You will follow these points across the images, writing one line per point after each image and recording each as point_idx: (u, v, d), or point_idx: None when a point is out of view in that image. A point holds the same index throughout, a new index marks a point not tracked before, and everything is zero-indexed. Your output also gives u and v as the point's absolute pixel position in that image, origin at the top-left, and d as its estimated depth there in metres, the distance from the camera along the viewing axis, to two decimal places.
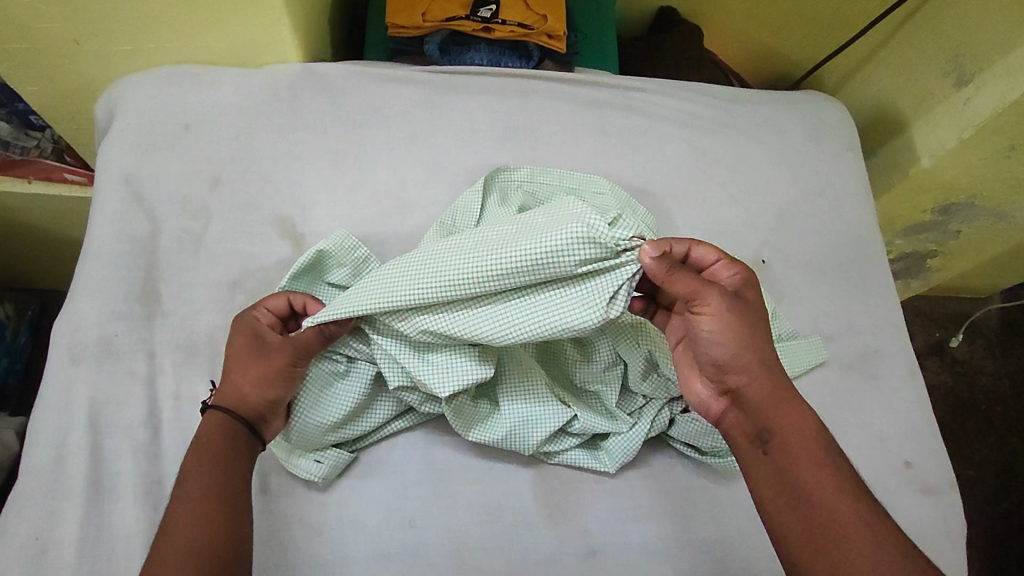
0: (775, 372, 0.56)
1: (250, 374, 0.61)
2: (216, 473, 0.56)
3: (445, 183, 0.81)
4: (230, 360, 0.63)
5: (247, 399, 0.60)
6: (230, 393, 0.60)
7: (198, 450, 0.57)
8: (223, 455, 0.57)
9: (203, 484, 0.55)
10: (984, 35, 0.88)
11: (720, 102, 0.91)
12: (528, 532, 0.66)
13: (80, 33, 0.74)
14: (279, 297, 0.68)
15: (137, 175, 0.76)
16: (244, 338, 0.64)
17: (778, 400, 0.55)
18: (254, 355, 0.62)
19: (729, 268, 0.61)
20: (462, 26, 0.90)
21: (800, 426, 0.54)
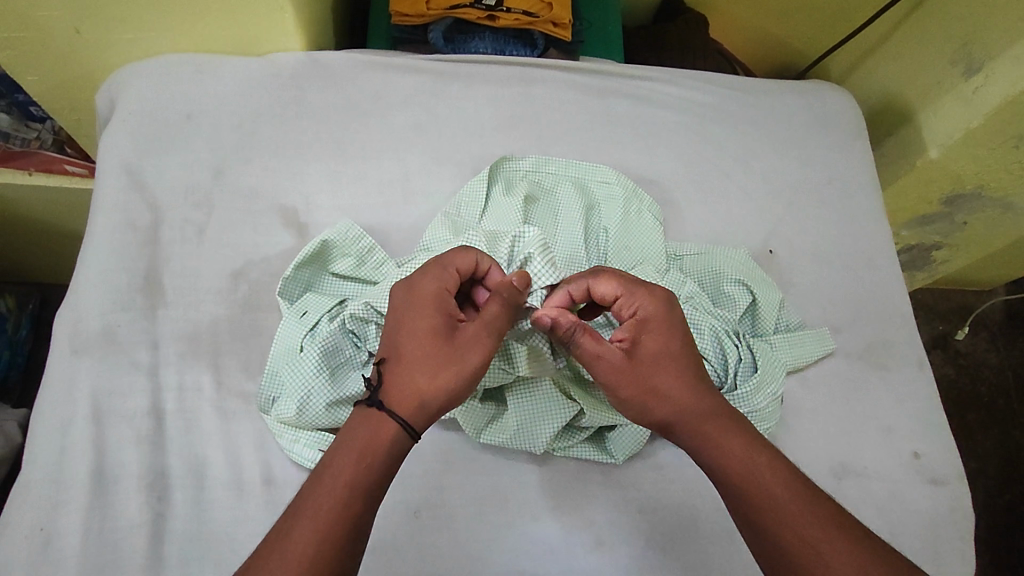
0: (700, 401, 0.55)
1: (436, 356, 0.53)
2: (376, 468, 0.50)
3: (449, 172, 0.80)
4: (406, 338, 0.54)
5: (444, 384, 0.53)
6: (414, 379, 0.53)
7: (352, 434, 0.51)
8: (386, 446, 0.51)
9: (357, 477, 0.49)
10: (993, 23, 0.87)
11: (727, 91, 0.90)
12: (533, 524, 0.66)
13: (80, 21, 0.73)
14: (465, 256, 0.58)
15: (139, 164, 0.76)
16: (417, 313, 0.55)
17: (714, 429, 0.55)
18: (439, 333, 0.54)
19: (628, 300, 0.57)
20: (466, 14, 0.89)
21: (740, 452, 0.54)
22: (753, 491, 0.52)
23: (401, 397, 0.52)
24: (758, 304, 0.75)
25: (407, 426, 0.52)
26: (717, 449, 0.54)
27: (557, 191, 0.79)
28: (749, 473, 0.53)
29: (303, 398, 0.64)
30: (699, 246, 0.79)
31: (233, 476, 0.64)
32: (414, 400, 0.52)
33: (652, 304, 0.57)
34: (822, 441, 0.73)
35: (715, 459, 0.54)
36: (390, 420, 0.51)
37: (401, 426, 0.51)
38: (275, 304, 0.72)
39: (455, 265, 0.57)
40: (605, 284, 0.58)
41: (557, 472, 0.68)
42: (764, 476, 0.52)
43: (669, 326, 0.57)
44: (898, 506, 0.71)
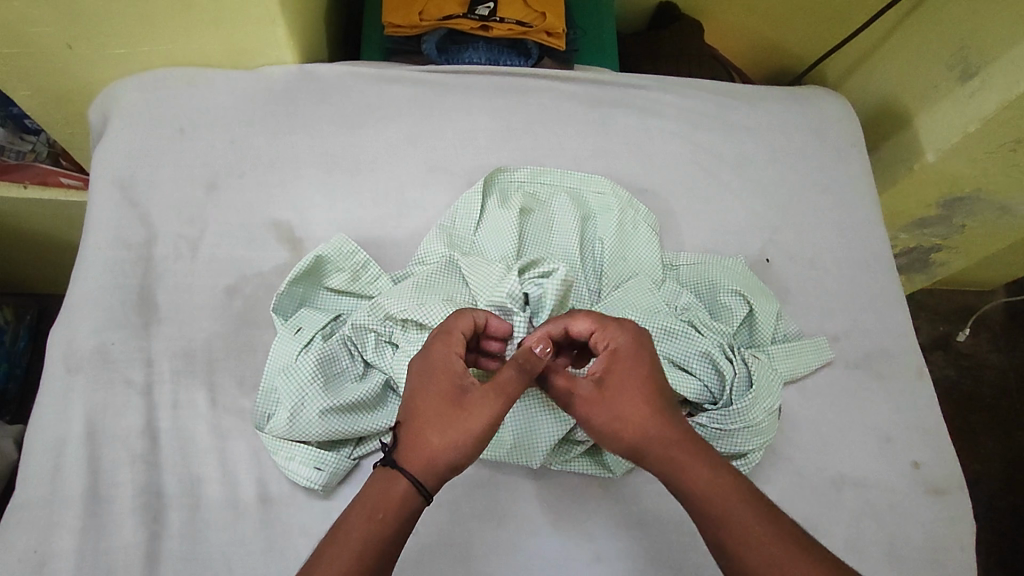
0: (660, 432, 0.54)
1: (445, 416, 0.53)
2: (393, 525, 0.51)
3: (444, 185, 0.80)
4: (420, 398, 0.55)
5: (453, 444, 0.53)
6: (430, 439, 0.53)
7: (366, 495, 0.53)
8: (401, 504, 0.52)
9: (374, 531, 0.51)
10: (990, 27, 0.86)
11: (722, 98, 0.90)
12: (532, 538, 0.65)
13: (72, 37, 0.73)
14: (468, 319, 0.58)
15: (132, 180, 0.75)
16: (433, 375, 0.55)
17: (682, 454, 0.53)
18: (448, 395, 0.54)
19: (601, 334, 0.57)
20: (460, 25, 0.89)
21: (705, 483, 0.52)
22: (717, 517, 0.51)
23: (414, 456, 0.53)
24: (756, 315, 0.75)
25: (418, 486, 0.52)
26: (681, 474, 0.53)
27: (552, 201, 0.79)
28: (711, 500, 0.52)
29: (299, 407, 0.64)
30: (696, 257, 0.79)
31: (228, 494, 0.64)
32: (425, 460, 0.53)
33: (623, 334, 0.56)
34: (821, 451, 0.73)
35: (680, 485, 0.53)
36: (401, 479, 0.52)
37: (413, 487, 0.52)
38: (269, 320, 0.71)
39: (460, 328, 0.58)
40: (580, 321, 0.57)
41: (554, 485, 0.68)
42: (726, 498, 0.52)
43: (633, 359, 0.55)
44: (898, 516, 0.71)
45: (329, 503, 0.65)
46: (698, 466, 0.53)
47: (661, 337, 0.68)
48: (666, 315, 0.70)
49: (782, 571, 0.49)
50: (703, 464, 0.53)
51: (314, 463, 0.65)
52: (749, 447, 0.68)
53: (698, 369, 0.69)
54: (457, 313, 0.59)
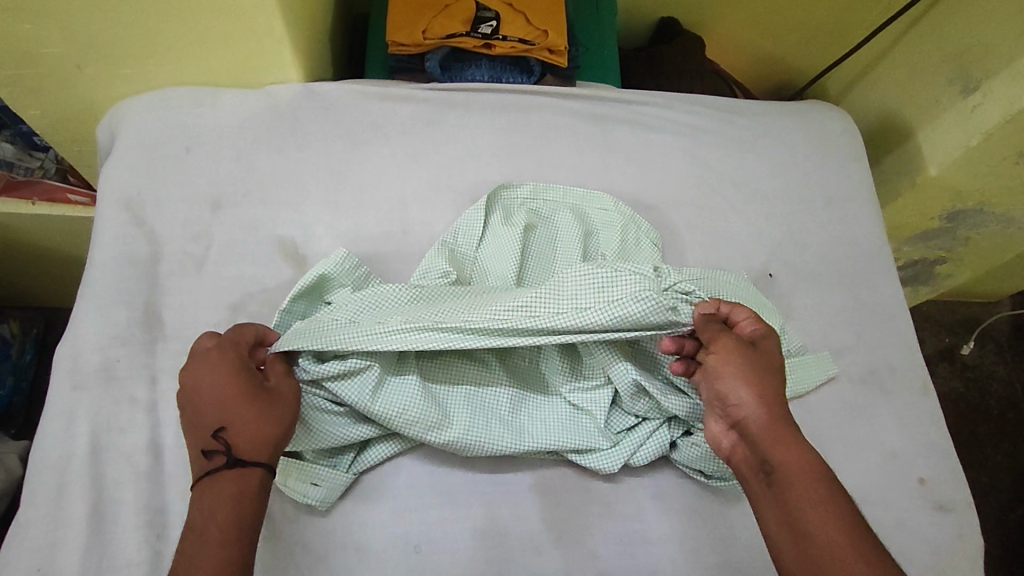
0: (782, 414, 0.58)
1: (250, 407, 0.58)
2: (245, 518, 0.55)
3: (447, 201, 0.80)
4: (206, 398, 0.58)
5: (265, 430, 0.58)
6: (257, 433, 0.57)
7: (202, 509, 0.54)
8: (236, 500, 0.55)
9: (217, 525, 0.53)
10: (988, 42, 0.87)
11: (724, 114, 0.91)
12: (535, 557, 0.65)
13: (81, 58, 0.75)
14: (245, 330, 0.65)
15: (138, 198, 0.76)
16: (213, 371, 0.59)
17: (784, 440, 0.57)
18: (244, 384, 0.59)
19: (755, 323, 0.65)
20: (463, 43, 0.90)
21: (807, 472, 0.55)
22: (804, 510, 0.53)
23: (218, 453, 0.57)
24: None
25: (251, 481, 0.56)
26: (788, 450, 0.56)
27: (554, 217, 0.79)
28: (798, 485, 0.54)
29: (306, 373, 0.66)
30: (699, 272, 0.79)
31: None
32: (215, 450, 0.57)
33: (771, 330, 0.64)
34: (827, 467, 0.72)
35: (779, 461, 0.56)
36: (252, 475, 0.56)
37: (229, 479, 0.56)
38: None
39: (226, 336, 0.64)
40: (745, 307, 0.66)
41: (557, 503, 0.67)
42: (801, 458, 0.56)
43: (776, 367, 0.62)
44: (905, 534, 0.70)
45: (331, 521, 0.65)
46: (803, 452, 0.56)
47: None
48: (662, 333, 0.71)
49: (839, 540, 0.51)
50: (806, 453, 0.56)
51: (312, 480, 0.64)
52: None
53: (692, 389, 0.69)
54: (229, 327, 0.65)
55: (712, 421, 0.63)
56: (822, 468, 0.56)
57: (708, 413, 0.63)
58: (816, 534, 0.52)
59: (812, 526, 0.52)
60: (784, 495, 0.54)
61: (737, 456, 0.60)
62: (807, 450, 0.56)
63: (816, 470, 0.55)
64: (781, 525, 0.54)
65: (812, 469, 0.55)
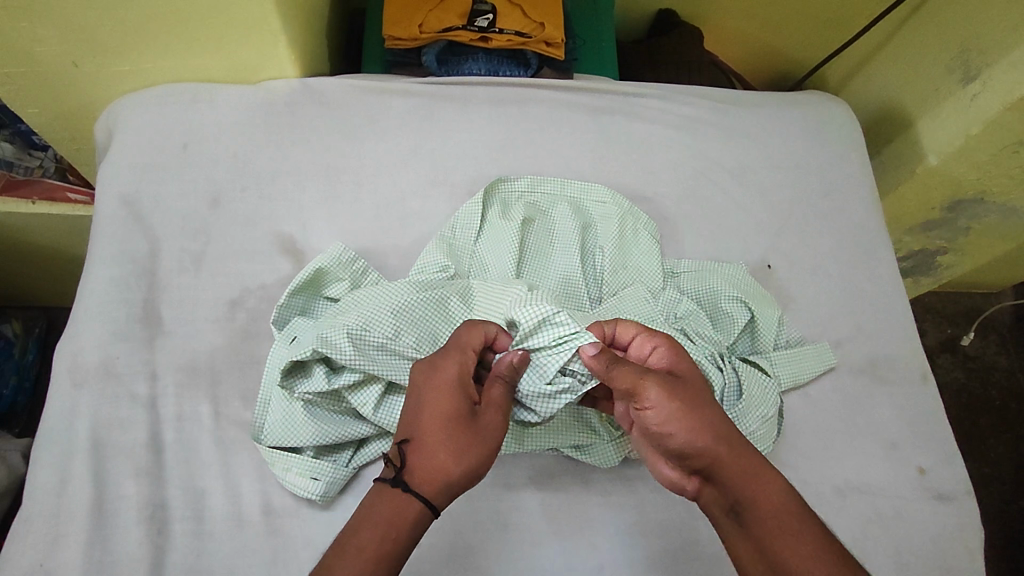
0: (726, 440, 0.56)
1: (459, 434, 0.55)
2: (404, 542, 0.52)
3: (445, 195, 0.80)
4: (428, 414, 0.56)
5: (468, 463, 0.55)
6: (438, 455, 0.54)
7: (376, 512, 0.53)
8: (395, 525, 0.52)
9: (379, 543, 0.51)
10: (989, 31, 0.86)
11: (722, 106, 0.90)
12: (535, 549, 0.65)
13: (78, 55, 0.74)
14: (477, 333, 0.60)
15: (137, 195, 0.76)
16: (440, 393, 0.56)
17: (747, 479, 0.55)
18: (461, 410, 0.56)
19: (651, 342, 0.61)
20: (459, 36, 0.90)
21: (771, 504, 0.54)
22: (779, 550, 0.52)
23: (425, 473, 0.54)
24: (757, 322, 0.75)
25: (436, 506, 0.54)
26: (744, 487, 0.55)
27: (552, 210, 0.79)
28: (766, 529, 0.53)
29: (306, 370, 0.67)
30: (697, 264, 0.79)
31: (233, 507, 0.64)
32: (438, 476, 0.54)
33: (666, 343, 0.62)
34: (826, 456, 0.72)
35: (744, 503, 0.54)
36: (414, 499, 0.53)
37: (418, 497, 0.53)
38: (270, 333, 0.72)
39: (471, 343, 0.59)
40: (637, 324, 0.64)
41: (557, 495, 0.67)
42: (762, 481, 0.55)
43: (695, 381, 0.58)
44: (904, 523, 0.70)
45: (331, 514, 0.65)
46: (758, 484, 0.55)
47: None
48: (661, 323, 0.70)
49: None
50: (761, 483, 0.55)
51: (311, 473, 0.65)
52: None
53: None
54: (459, 327, 0.60)
55: (663, 466, 0.59)
56: (786, 500, 0.54)
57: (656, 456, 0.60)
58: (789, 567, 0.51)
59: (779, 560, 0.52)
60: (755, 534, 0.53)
61: (705, 496, 0.57)
62: (763, 479, 0.55)
63: (775, 504, 0.54)
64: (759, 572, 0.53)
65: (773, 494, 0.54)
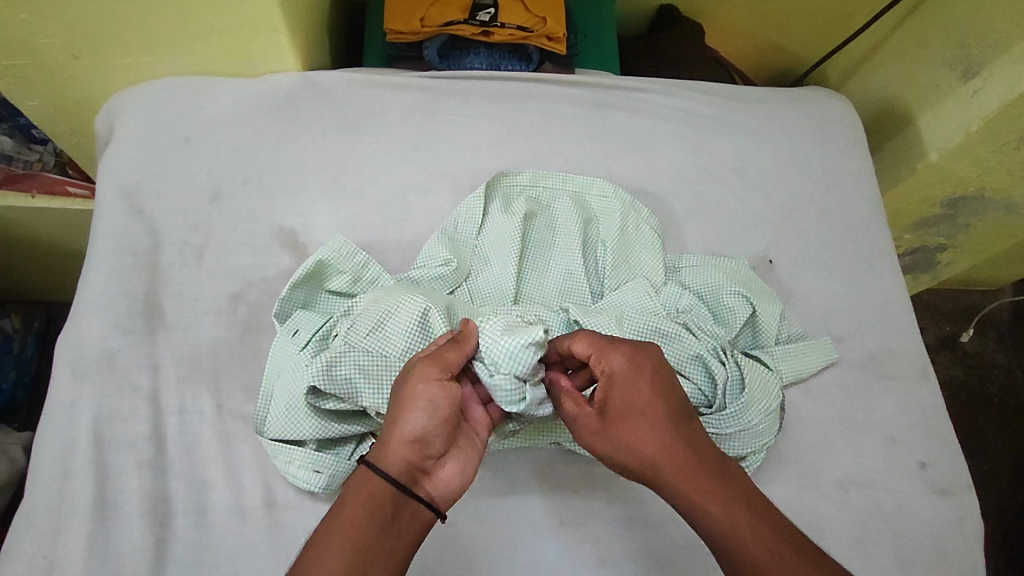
0: (663, 440, 0.54)
1: (393, 397, 0.55)
2: (349, 516, 0.50)
3: (446, 189, 0.80)
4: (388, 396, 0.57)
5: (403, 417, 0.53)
6: (383, 424, 0.54)
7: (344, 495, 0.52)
8: (348, 499, 0.51)
9: (336, 520, 0.50)
10: (992, 27, 0.86)
11: (724, 101, 0.90)
12: (537, 542, 0.65)
13: (79, 48, 0.74)
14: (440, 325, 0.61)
15: (138, 188, 0.76)
16: (394, 373, 0.58)
17: (679, 476, 0.53)
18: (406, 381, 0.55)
19: (599, 363, 0.56)
20: (461, 30, 0.90)
21: (712, 493, 0.53)
22: (715, 536, 0.52)
23: (375, 445, 0.54)
24: (759, 316, 0.75)
25: (382, 472, 0.52)
26: (685, 480, 0.53)
27: (554, 204, 0.79)
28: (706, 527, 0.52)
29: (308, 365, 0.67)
30: (699, 258, 0.79)
31: (236, 500, 0.64)
32: (382, 441, 0.53)
33: (619, 359, 0.56)
34: (827, 451, 0.72)
35: (684, 500, 0.53)
36: (364, 467, 0.53)
37: (371, 467, 0.52)
38: (272, 326, 0.72)
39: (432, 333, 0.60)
40: (579, 343, 0.58)
41: (558, 488, 0.68)
42: (698, 472, 0.53)
43: (632, 389, 0.55)
44: (904, 517, 0.71)
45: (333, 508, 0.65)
46: (695, 473, 0.53)
47: (654, 338, 0.68)
48: (664, 319, 0.71)
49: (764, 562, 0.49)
50: (699, 473, 0.53)
51: (313, 466, 0.65)
52: (749, 450, 0.68)
53: (692, 373, 0.69)
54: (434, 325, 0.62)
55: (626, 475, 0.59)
56: (718, 485, 0.53)
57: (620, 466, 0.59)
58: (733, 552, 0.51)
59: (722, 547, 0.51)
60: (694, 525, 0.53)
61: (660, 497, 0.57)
62: (704, 467, 0.54)
63: (711, 490, 0.53)
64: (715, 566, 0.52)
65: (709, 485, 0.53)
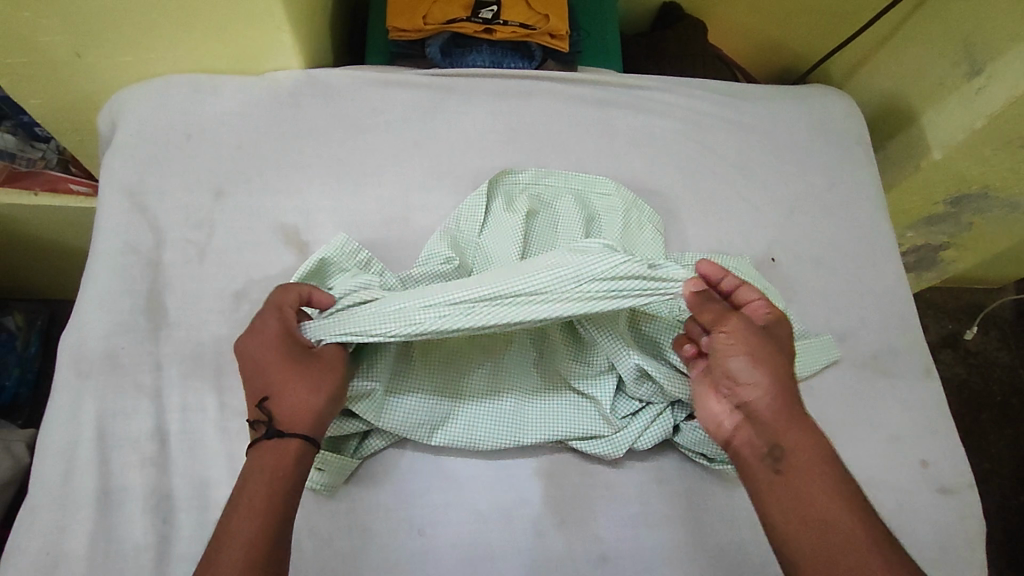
0: (789, 397, 0.59)
1: (288, 376, 0.60)
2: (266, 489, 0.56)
3: (448, 187, 0.80)
4: (265, 366, 0.61)
5: (318, 398, 0.60)
6: (286, 398, 0.59)
7: (253, 469, 0.57)
8: (269, 472, 0.57)
9: (256, 495, 0.55)
10: (994, 24, 0.86)
11: (726, 99, 0.90)
12: (540, 540, 0.65)
13: (82, 45, 0.74)
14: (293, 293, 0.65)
15: (141, 186, 0.76)
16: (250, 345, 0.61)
17: (788, 425, 0.58)
18: (292, 346, 0.60)
19: (767, 309, 0.64)
20: (463, 28, 0.89)
21: (814, 454, 0.56)
22: (808, 492, 0.55)
23: (283, 416, 0.59)
24: None
25: (300, 444, 0.58)
26: (797, 436, 0.57)
27: (557, 202, 0.79)
28: (805, 479, 0.55)
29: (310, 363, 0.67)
30: (703, 256, 0.78)
31: None
32: (295, 416, 0.59)
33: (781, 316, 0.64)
34: None
35: (789, 446, 0.57)
36: (286, 439, 0.58)
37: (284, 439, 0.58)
38: None
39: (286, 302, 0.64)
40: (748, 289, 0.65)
41: (561, 486, 0.68)
42: (808, 436, 0.57)
43: (779, 342, 0.62)
44: (907, 516, 0.71)
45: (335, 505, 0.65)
46: (809, 435, 0.57)
47: None
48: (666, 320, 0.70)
49: (851, 532, 0.52)
50: (812, 437, 0.57)
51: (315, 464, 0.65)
52: None
53: None
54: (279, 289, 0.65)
55: (713, 401, 0.62)
56: (824, 454, 0.57)
57: (709, 393, 0.63)
58: (829, 517, 0.53)
59: (821, 513, 0.53)
60: (797, 482, 0.55)
61: (739, 440, 0.60)
62: (814, 433, 0.58)
63: (817, 454, 0.57)
64: (789, 510, 0.55)
65: (818, 451, 0.57)
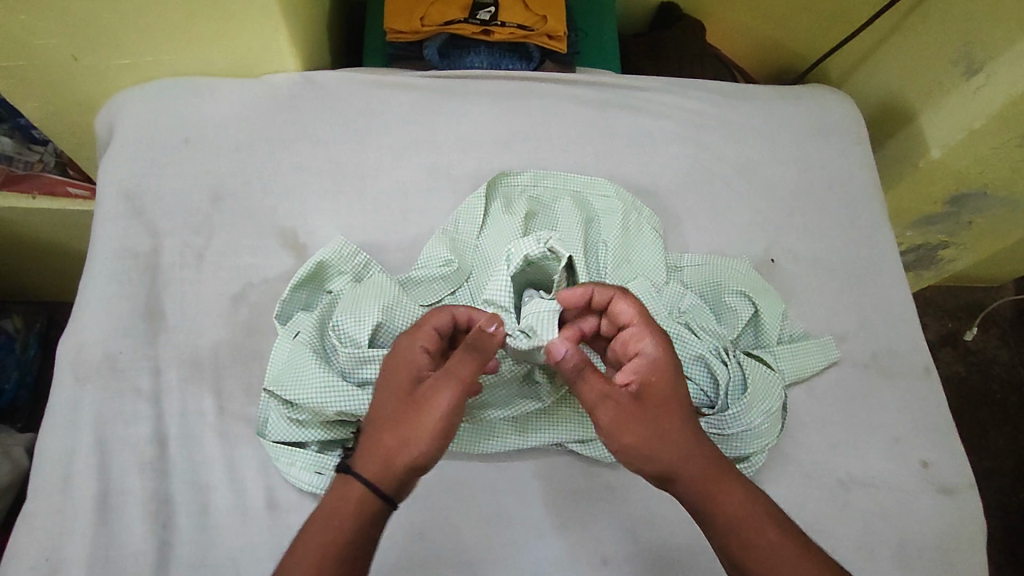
0: (704, 452, 0.55)
1: (402, 414, 0.54)
2: (340, 530, 0.52)
3: (446, 189, 0.80)
4: (382, 397, 0.56)
5: (418, 440, 0.53)
6: (377, 438, 0.54)
7: (322, 514, 0.53)
8: (351, 514, 0.53)
9: (329, 537, 0.52)
10: (993, 23, 0.86)
11: (725, 99, 0.90)
12: (540, 543, 0.65)
13: (80, 49, 0.74)
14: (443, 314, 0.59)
15: (139, 190, 0.76)
16: (397, 380, 0.56)
17: (714, 490, 0.54)
18: (400, 382, 0.56)
19: (641, 337, 0.57)
20: (461, 29, 0.89)
21: (747, 514, 0.54)
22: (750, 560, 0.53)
23: (367, 458, 0.54)
24: (761, 315, 0.75)
25: (381, 495, 0.53)
26: (721, 500, 0.54)
27: (555, 204, 0.79)
28: (745, 549, 0.53)
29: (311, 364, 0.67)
30: (701, 257, 0.79)
31: (238, 502, 0.64)
32: (381, 461, 0.53)
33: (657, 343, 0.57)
34: (829, 451, 0.72)
35: (720, 517, 0.54)
36: (356, 485, 0.53)
37: (364, 487, 0.53)
38: (273, 327, 0.72)
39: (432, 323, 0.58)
40: (624, 306, 0.59)
41: (561, 489, 0.68)
42: (731, 496, 0.54)
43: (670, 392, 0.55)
44: (907, 516, 0.71)
45: None
46: (732, 494, 0.54)
47: None
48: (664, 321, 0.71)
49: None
50: (736, 492, 0.55)
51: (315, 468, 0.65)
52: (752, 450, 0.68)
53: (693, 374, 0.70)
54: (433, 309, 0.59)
55: None
56: (755, 507, 0.54)
57: None
58: None
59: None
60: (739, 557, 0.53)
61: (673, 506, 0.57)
62: (733, 482, 0.55)
63: (748, 512, 0.54)
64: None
65: (750, 512, 0.54)
